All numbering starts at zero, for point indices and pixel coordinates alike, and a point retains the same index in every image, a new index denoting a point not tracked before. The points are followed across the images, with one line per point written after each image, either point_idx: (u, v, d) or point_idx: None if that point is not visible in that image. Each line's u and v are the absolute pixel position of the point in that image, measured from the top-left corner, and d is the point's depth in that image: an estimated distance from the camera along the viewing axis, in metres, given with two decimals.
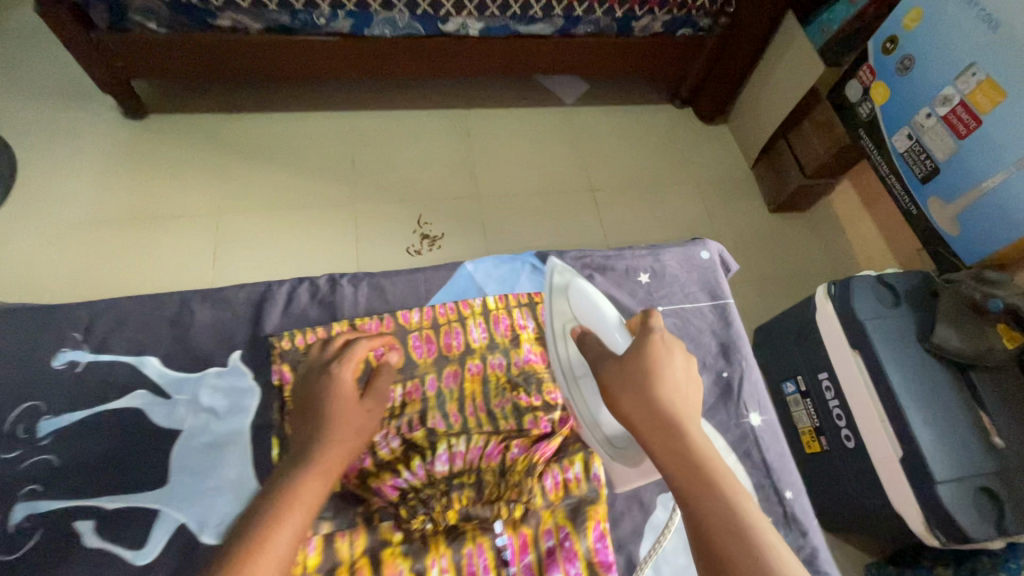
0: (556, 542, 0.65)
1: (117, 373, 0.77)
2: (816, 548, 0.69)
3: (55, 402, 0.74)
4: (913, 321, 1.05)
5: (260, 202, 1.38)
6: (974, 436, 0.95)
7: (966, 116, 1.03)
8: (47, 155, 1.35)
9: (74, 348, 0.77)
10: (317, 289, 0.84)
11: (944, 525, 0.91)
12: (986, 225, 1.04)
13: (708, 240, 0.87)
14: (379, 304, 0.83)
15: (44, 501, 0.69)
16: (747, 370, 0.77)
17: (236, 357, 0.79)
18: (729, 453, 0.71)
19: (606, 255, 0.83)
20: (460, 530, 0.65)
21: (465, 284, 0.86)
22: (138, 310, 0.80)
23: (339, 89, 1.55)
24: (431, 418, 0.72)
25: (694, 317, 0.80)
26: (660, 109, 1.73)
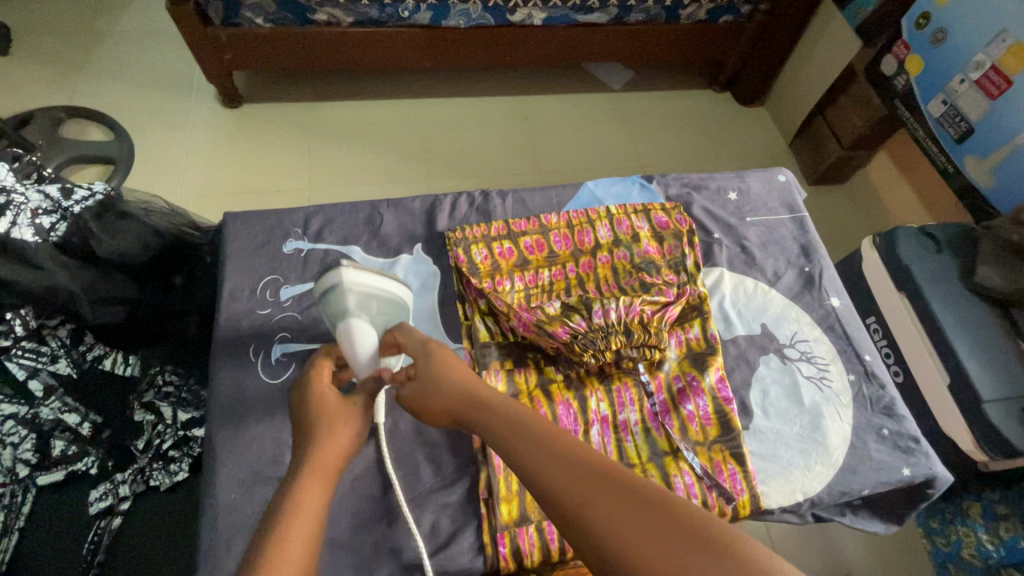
0: (685, 383, 0.76)
1: (330, 258, 0.88)
2: (895, 399, 0.79)
3: (289, 277, 0.86)
4: (954, 264, 1.15)
5: (345, 178, 1.53)
6: (1016, 362, 1.05)
7: (998, 78, 1.14)
8: (159, 139, 1.52)
9: (297, 239, 0.89)
10: (474, 200, 0.93)
11: (993, 440, 1.00)
12: (1020, 175, 1.14)
13: (782, 168, 1.00)
14: (522, 213, 0.92)
15: (294, 343, 0.81)
16: (827, 265, 0.89)
17: (420, 249, 0.88)
18: (815, 326, 0.83)
19: (699, 177, 0.96)
20: (606, 371, 0.77)
21: (588, 200, 0.93)
22: (340, 212, 0.91)
23: (409, 79, 1.71)
24: (578, 291, 0.82)
25: (777, 227, 0.92)
26: (701, 92, 1.86)
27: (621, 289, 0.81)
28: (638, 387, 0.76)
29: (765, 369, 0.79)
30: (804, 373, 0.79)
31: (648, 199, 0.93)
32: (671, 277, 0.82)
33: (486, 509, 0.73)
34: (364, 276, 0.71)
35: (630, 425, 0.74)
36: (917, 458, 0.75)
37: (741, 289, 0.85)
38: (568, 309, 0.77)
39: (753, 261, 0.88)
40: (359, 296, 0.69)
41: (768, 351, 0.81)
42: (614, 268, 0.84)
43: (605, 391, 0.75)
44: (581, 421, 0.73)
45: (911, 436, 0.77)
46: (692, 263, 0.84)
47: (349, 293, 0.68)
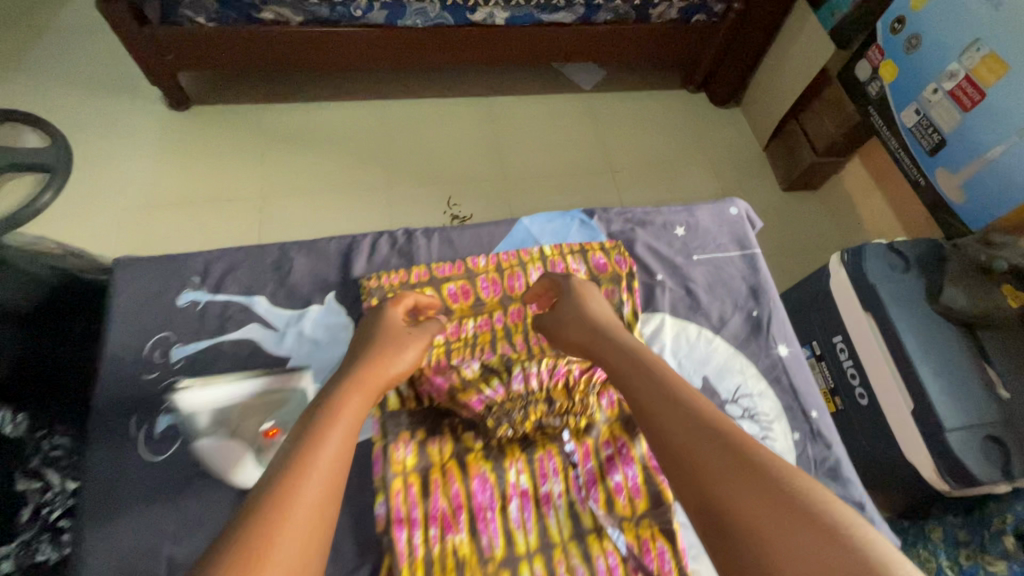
0: (614, 450, 0.78)
1: (231, 311, 0.86)
2: (840, 459, 0.80)
3: (183, 333, 0.83)
4: (922, 283, 1.11)
5: (299, 186, 1.46)
6: (980, 388, 1.02)
7: (971, 90, 1.09)
8: (100, 145, 1.43)
9: (194, 289, 0.87)
10: (396, 240, 0.94)
11: (954, 469, 0.98)
12: (991, 191, 1.09)
13: (736, 199, 1.01)
14: (448, 253, 0.93)
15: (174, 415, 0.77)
16: (774, 309, 0.90)
17: (334, 297, 0.88)
18: (761, 378, 0.84)
19: (645, 212, 0.98)
20: (529, 440, 0.78)
21: (523, 237, 0.96)
22: (245, 259, 0.90)
23: (369, 79, 1.63)
24: (500, 347, 0.85)
25: (726, 266, 0.94)
26: (675, 93, 1.80)
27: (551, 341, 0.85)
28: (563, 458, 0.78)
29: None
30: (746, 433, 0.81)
31: (588, 235, 0.96)
32: None
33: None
34: (206, 391, 0.78)
35: (552, 496, 0.75)
36: None
37: (684, 338, 0.86)
38: (492, 369, 0.80)
39: (698, 304, 0.90)
40: (212, 415, 0.77)
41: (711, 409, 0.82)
42: None
43: (527, 456, 0.77)
44: (496, 497, 0.74)
45: (855, 500, 0.76)
46: (630, 310, 0.85)
47: (196, 416, 0.77)
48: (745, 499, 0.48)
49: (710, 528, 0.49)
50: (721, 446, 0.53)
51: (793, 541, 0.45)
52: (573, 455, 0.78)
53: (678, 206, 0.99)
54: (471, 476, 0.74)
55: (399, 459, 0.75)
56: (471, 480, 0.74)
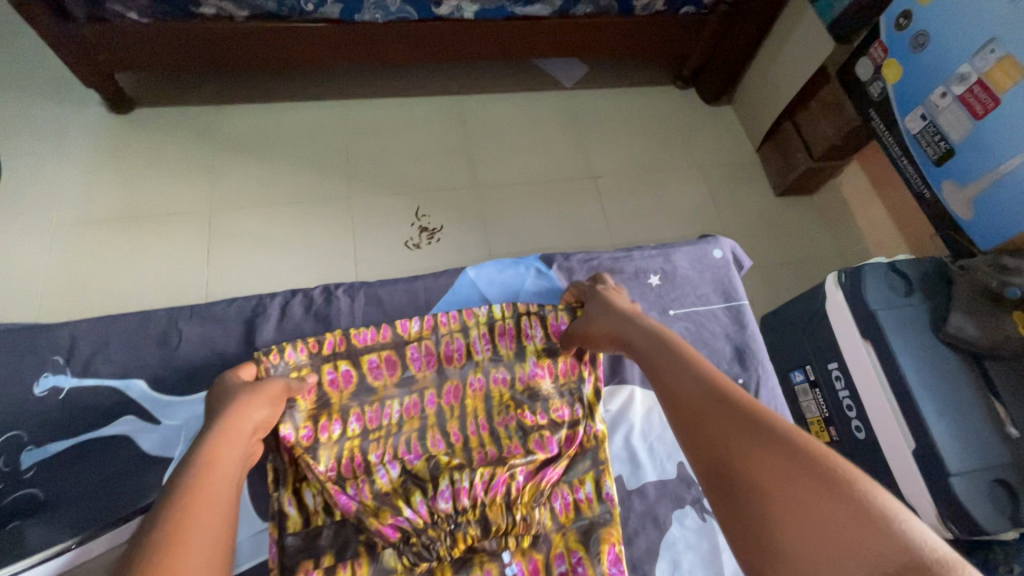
0: (569, 568, 0.66)
1: (101, 399, 0.80)
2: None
3: (37, 432, 0.77)
4: (926, 310, 1.02)
5: (252, 197, 1.34)
6: (988, 426, 0.94)
7: (984, 95, 0.99)
8: (32, 155, 1.30)
9: (56, 372, 0.80)
10: (312, 301, 0.88)
11: (958, 518, 0.89)
12: (1002, 209, 1.00)
13: (721, 238, 0.93)
14: (377, 314, 0.88)
15: None
16: (762, 375, 0.83)
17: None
18: None
19: (616, 258, 0.91)
20: (465, 560, 0.67)
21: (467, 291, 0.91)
22: (123, 331, 0.84)
23: (331, 77, 1.51)
24: (430, 437, 0.76)
25: (707, 321, 0.86)
26: (662, 90, 1.68)
27: (492, 431, 0.77)
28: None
29: (678, 529, 0.75)
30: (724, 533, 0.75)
31: (545, 285, 0.92)
32: (561, 412, 0.77)
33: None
34: None
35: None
36: None
37: (654, 415, 0.83)
38: (421, 473, 0.71)
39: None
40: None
41: (685, 504, 0.77)
42: (488, 398, 0.81)
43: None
44: None
45: None
46: (591, 390, 0.80)
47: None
48: (760, 457, 0.46)
49: (721, 487, 0.47)
50: (739, 410, 0.50)
51: (804, 497, 0.42)
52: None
53: (654, 249, 0.92)
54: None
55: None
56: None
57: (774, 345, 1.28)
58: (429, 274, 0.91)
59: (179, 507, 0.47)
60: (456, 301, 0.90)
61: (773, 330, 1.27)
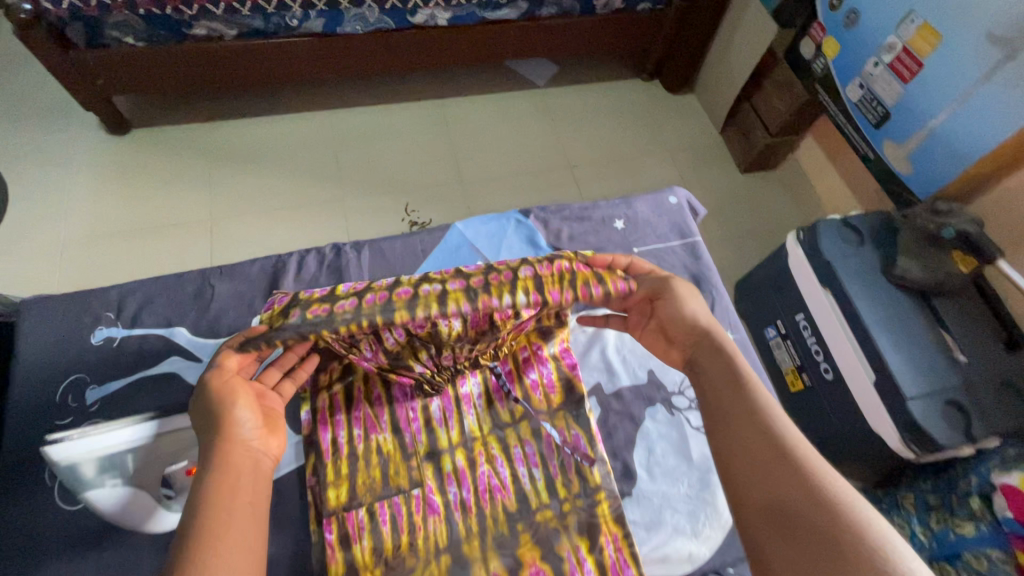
0: (530, 353, 0.80)
1: (151, 346, 0.83)
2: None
3: (99, 375, 0.80)
4: (877, 256, 1.12)
5: (250, 204, 1.42)
6: (939, 353, 1.03)
7: (910, 61, 1.10)
8: (40, 177, 1.38)
9: (109, 325, 0.84)
10: (324, 256, 0.91)
11: (919, 438, 0.99)
12: (934, 162, 1.11)
13: (676, 188, 1.03)
14: (379, 263, 0.91)
15: (63, 452, 0.67)
16: (717, 297, 0.90)
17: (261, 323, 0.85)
18: None
19: (582, 208, 0.99)
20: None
21: (457, 241, 0.94)
22: (163, 288, 0.87)
23: (317, 89, 1.60)
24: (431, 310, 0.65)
25: (667, 256, 0.94)
26: (628, 83, 1.80)
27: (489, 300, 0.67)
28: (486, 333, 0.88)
29: (652, 423, 0.83)
30: (691, 424, 0.83)
31: (524, 234, 0.95)
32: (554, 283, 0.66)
33: (315, 496, 0.71)
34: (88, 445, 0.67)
35: (471, 397, 0.78)
36: None
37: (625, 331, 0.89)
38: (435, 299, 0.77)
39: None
40: (99, 462, 0.68)
41: (656, 402, 0.85)
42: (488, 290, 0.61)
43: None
44: (417, 397, 0.77)
45: None
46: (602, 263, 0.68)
47: (78, 468, 0.68)
48: (819, 524, 0.50)
49: (781, 533, 0.52)
50: (801, 470, 0.54)
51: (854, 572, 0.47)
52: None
53: (616, 199, 1.01)
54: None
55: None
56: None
57: (748, 307, 1.37)
58: (422, 229, 0.94)
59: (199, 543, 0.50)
60: (447, 253, 0.93)
61: (746, 292, 1.37)
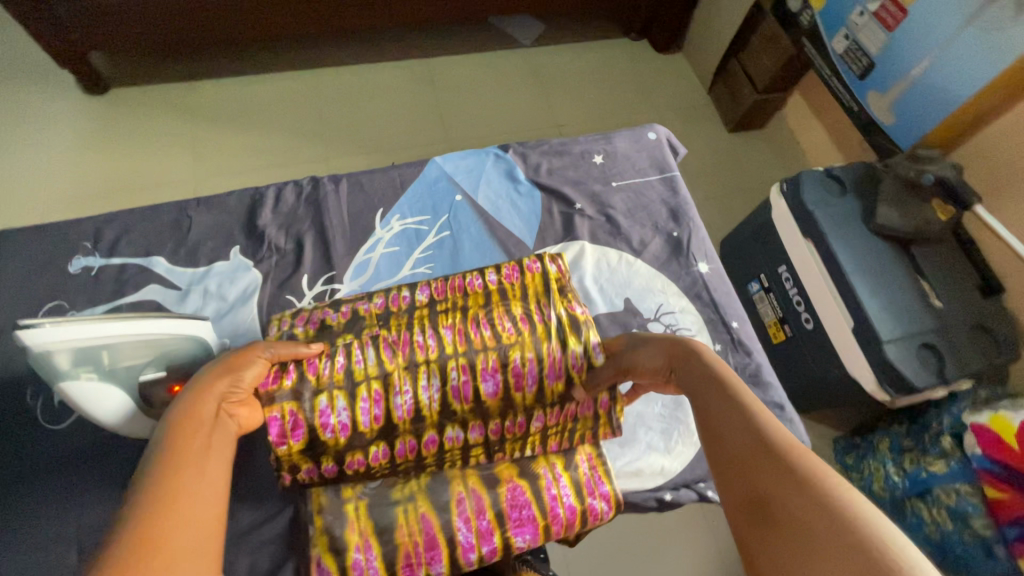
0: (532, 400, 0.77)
1: (128, 273, 0.84)
2: (760, 366, 0.83)
3: (76, 301, 0.81)
4: (856, 205, 1.13)
5: (233, 164, 1.41)
6: (915, 296, 1.06)
7: (894, 9, 1.10)
8: (17, 135, 1.35)
9: (86, 255, 0.85)
10: (302, 189, 0.92)
11: (893, 379, 1.01)
12: (916, 111, 1.12)
13: (655, 125, 1.03)
14: (358, 195, 0.92)
15: (39, 339, 0.59)
16: (693, 230, 0.92)
17: (238, 252, 0.86)
18: (682, 296, 0.86)
19: (562, 143, 0.99)
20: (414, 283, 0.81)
21: (436, 174, 0.95)
22: (140, 220, 0.88)
23: (299, 48, 1.57)
24: (446, 434, 0.70)
25: (646, 190, 0.95)
26: (616, 43, 1.77)
27: (488, 436, 0.71)
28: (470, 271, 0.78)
29: None
30: None
31: (504, 168, 0.96)
32: (553, 414, 0.71)
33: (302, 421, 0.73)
34: (73, 332, 0.60)
35: None
36: None
37: (603, 263, 0.88)
38: (447, 406, 0.68)
39: (618, 229, 0.91)
40: (80, 355, 0.62)
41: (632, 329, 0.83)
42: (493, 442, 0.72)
43: (410, 293, 0.77)
44: None
45: (776, 404, 0.81)
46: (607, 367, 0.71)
47: (56, 357, 0.61)
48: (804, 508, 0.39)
49: (756, 528, 0.41)
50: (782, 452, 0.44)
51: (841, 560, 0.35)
52: (482, 281, 0.76)
53: (595, 135, 1.01)
54: (369, 301, 0.76)
55: (318, 374, 0.67)
56: (361, 307, 0.75)
57: (733, 262, 1.39)
58: (400, 162, 0.95)
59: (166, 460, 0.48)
60: (425, 185, 0.94)
61: (731, 248, 1.38)
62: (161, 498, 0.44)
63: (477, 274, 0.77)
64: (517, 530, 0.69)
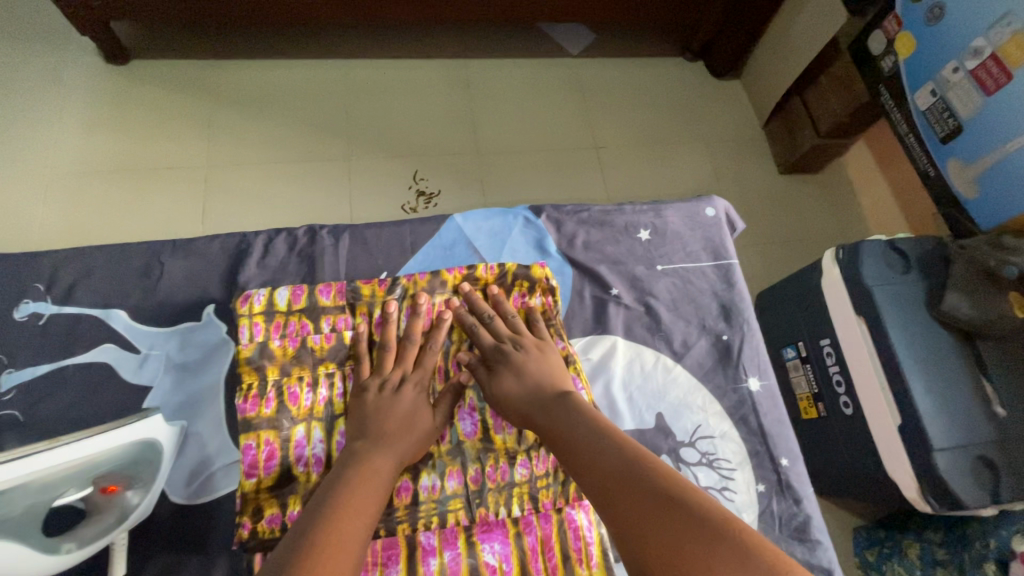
0: None
1: (82, 326, 0.78)
2: (810, 517, 0.73)
3: (17, 357, 0.76)
4: (921, 288, 1.01)
5: (248, 154, 1.33)
6: (977, 405, 0.94)
7: (996, 70, 0.96)
8: (30, 101, 1.29)
9: (36, 300, 0.79)
10: (295, 240, 0.84)
11: (938, 492, 0.91)
12: (1005, 188, 0.99)
13: (715, 198, 0.92)
14: (361, 253, 0.84)
15: None
16: (747, 335, 0.82)
17: (211, 311, 0.80)
18: (724, 419, 0.77)
19: (607, 210, 0.89)
20: (399, 287, 0.76)
21: (454, 236, 0.86)
22: (104, 262, 0.82)
23: (331, 34, 1.48)
24: (422, 480, 0.68)
25: (696, 278, 0.85)
26: (669, 62, 1.64)
27: (467, 485, 0.69)
28: (456, 294, 0.77)
29: None
30: (699, 482, 0.73)
31: (532, 236, 0.87)
32: (537, 464, 0.70)
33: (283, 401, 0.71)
34: None
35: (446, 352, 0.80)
36: None
37: (637, 365, 0.79)
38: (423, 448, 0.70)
39: (658, 325, 0.82)
40: None
41: (661, 453, 0.74)
42: (467, 502, 0.68)
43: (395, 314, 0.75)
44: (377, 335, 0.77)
45: (823, 568, 0.71)
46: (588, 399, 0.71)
47: None
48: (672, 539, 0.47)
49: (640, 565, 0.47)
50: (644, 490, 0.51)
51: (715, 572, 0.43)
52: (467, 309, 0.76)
53: (645, 204, 0.91)
54: (351, 322, 0.75)
55: (299, 405, 0.69)
56: (345, 331, 0.74)
57: (768, 322, 1.28)
58: (414, 219, 0.86)
59: (354, 469, 0.59)
60: (440, 249, 0.85)
61: (768, 307, 1.27)
62: (346, 498, 0.55)
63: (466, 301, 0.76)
64: (485, 535, 0.67)
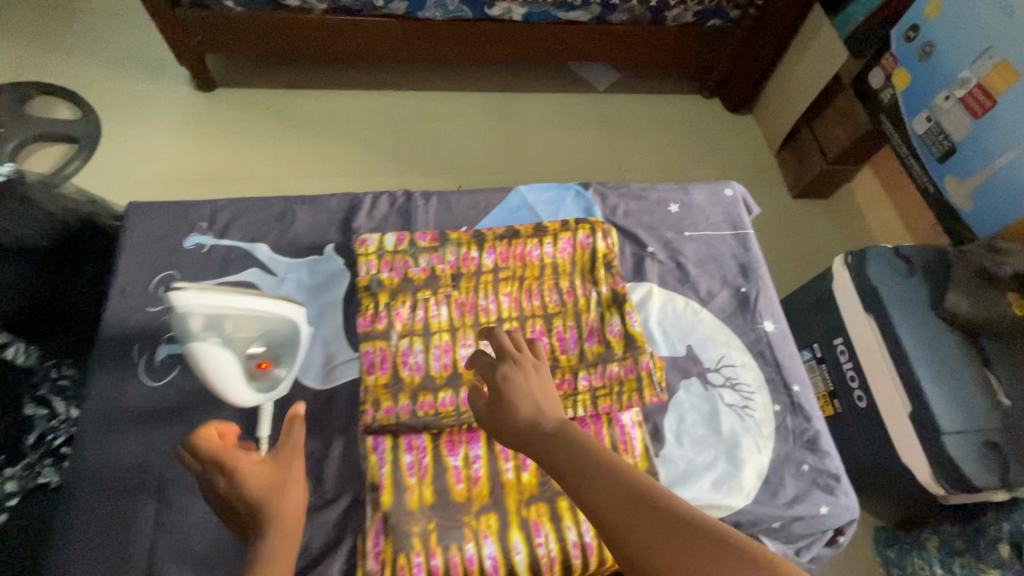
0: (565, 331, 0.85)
1: (234, 254, 0.92)
2: (819, 432, 0.85)
3: (188, 273, 0.91)
4: (924, 290, 1.10)
5: (313, 169, 1.50)
6: (982, 393, 1.01)
7: (982, 97, 1.10)
8: (132, 119, 1.50)
9: (201, 234, 0.94)
10: (395, 199, 0.98)
11: (950, 474, 0.97)
12: (997, 199, 1.10)
13: (732, 182, 1.05)
14: (445, 214, 0.97)
15: (182, 298, 0.72)
16: (763, 287, 0.94)
17: (333, 249, 0.94)
18: (745, 351, 0.89)
19: (642, 187, 1.02)
20: (481, 235, 0.91)
21: (519, 202, 0.99)
22: (249, 209, 0.96)
23: (387, 70, 1.68)
24: None
25: (718, 243, 0.98)
26: (688, 97, 1.81)
27: None
28: (530, 240, 0.90)
29: (685, 394, 0.85)
30: (724, 400, 0.84)
31: (582, 205, 1.00)
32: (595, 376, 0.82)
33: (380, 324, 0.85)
34: (211, 295, 0.74)
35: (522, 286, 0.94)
36: (835, 497, 0.80)
37: (670, 307, 0.90)
38: None
39: (687, 277, 0.94)
40: (205, 319, 0.73)
41: (691, 375, 0.86)
42: None
43: (478, 254, 0.90)
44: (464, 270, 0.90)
45: (831, 474, 0.82)
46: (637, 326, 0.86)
47: (189, 319, 0.73)
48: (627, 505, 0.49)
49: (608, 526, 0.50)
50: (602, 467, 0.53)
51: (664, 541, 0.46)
52: (538, 252, 0.90)
53: (674, 184, 1.03)
54: (442, 258, 0.88)
55: (404, 322, 0.85)
56: (438, 265, 0.88)
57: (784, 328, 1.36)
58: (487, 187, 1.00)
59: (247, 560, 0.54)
60: (507, 211, 0.98)
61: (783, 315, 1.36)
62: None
63: (536, 244, 0.90)
64: None
